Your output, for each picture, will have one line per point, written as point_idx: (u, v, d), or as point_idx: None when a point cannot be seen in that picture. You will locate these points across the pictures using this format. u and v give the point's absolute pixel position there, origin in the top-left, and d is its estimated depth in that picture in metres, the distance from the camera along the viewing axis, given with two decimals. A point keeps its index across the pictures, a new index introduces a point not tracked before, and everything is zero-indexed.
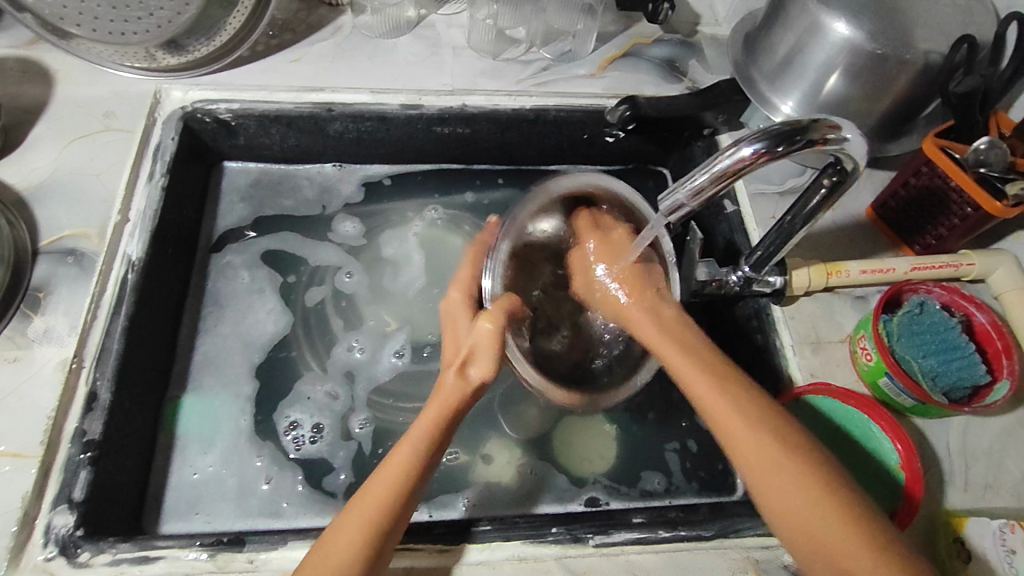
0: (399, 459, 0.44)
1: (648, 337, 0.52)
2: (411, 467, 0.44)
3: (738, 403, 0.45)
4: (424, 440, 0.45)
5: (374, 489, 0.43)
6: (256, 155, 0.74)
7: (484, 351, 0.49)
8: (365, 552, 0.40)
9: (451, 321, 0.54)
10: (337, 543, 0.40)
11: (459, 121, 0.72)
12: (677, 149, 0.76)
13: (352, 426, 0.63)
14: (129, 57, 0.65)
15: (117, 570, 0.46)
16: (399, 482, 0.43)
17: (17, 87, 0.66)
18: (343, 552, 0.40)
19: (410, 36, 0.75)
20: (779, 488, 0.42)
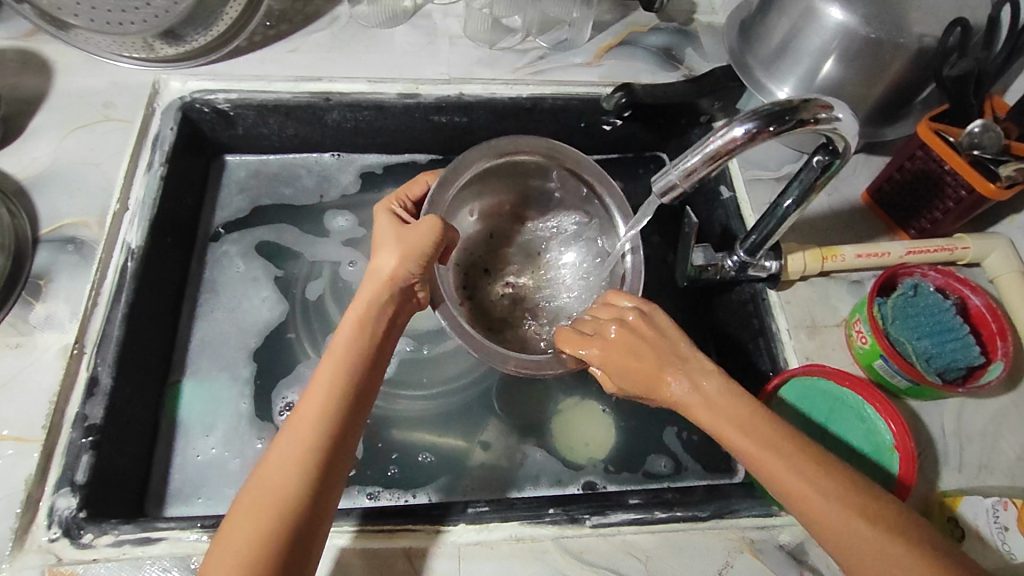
0: (325, 381, 0.44)
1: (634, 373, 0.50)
2: (352, 370, 0.45)
3: (732, 405, 0.45)
4: (336, 370, 0.45)
5: (300, 417, 0.43)
6: (255, 145, 0.74)
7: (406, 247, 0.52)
8: (328, 444, 0.42)
9: (383, 232, 0.54)
10: (287, 449, 0.41)
11: (456, 110, 0.72)
12: (673, 138, 0.77)
13: None
14: (127, 47, 0.66)
15: (119, 551, 0.46)
16: (343, 381, 0.45)
17: (17, 78, 0.66)
18: (292, 462, 0.41)
19: (408, 26, 0.76)
20: (810, 508, 0.40)
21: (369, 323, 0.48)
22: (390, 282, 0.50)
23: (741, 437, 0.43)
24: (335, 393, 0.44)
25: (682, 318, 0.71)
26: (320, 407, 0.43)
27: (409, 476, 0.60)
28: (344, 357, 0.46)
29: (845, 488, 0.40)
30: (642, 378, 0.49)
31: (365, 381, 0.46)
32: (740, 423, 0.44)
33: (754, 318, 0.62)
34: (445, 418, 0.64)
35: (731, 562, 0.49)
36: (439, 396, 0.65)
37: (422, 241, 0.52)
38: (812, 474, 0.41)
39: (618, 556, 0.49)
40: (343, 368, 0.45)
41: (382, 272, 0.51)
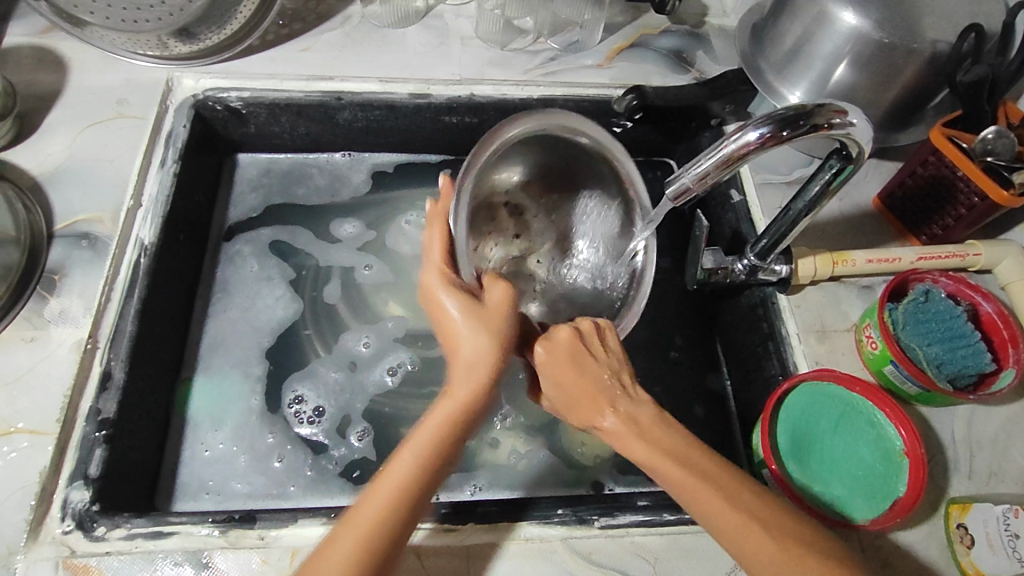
0: (397, 477, 0.41)
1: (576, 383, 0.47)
2: (423, 462, 0.42)
3: (668, 437, 0.44)
4: (419, 462, 0.42)
5: (363, 512, 0.40)
6: (267, 144, 0.75)
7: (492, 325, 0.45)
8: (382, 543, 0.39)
9: (429, 261, 0.48)
10: (340, 547, 0.39)
11: (467, 110, 0.72)
12: (684, 140, 0.77)
13: (353, 428, 0.62)
14: (141, 44, 0.66)
15: (131, 544, 0.47)
16: (410, 484, 0.41)
17: (32, 75, 0.67)
18: (339, 560, 0.38)
19: (419, 26, 0.76)
20: (745, 541, 0.40)
21: (441, 412, 0.44)
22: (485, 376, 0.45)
23: (674, 471, 0.42)
24: (401, 484, 0.41)
25: (691, 320, 0.71)
26: (387, 502, 0.40)
27: None
28: (420, 446, 0.42)
29: (778, 521, 0.41)
30: (581, 394, 0.47)
31: (433, 475, 0.42)
32: (677, 455, 0.43)
33: (763, 321, 0.62)
34: None
35: (739, 566, 0.49)
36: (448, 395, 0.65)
37: (502, 320, 0.46)
38: (757, 512, 0.41)
39: (627, 557, 0.49)
40: (422, 465, 0.42)
41: (475, 356, 0.45)
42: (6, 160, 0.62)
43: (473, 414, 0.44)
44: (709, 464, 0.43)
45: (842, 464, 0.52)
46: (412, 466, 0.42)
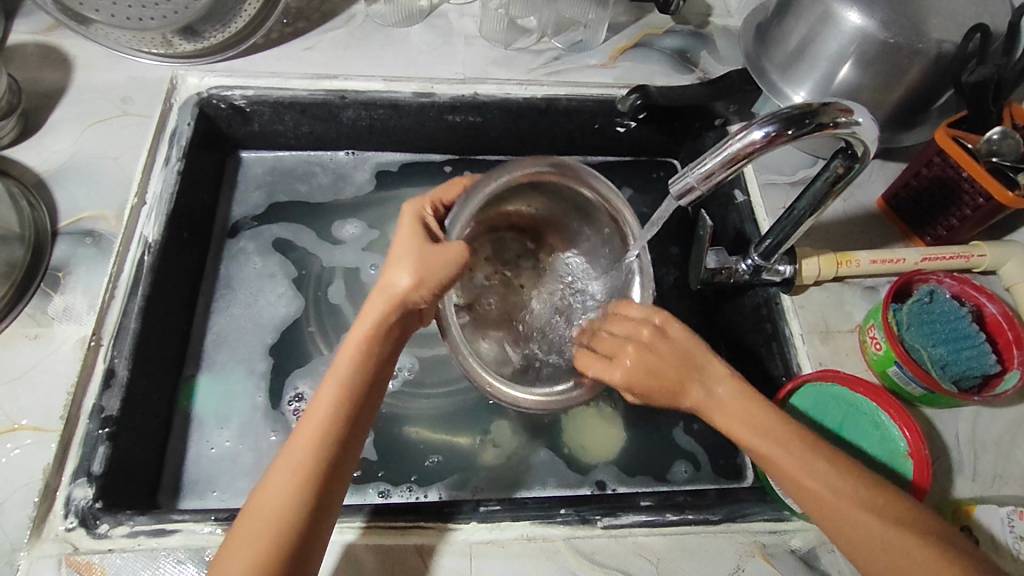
0: (323, 407, 0.44)
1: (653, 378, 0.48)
2: (349, 390, 0.45)
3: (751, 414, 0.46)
4: (341, 391, 0.44)
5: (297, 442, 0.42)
6: (271, 142, 0.75)
7: (424, 262, 0.48)
8: (322, 461, 0.42)
9: (404, 227, 0.51)
10: (279, 485, 0.41)
11: (471, 109, 0.72)
12: (687, 140, 0.77)
13: None
14: (146, 42, 0.66)
15: (135, 542, 0.47)
16: (338, 413, 0.43)
17: (37, 72, 0.67)
18: (285, 484, 0.41)
19: (423, 25, 0.76)
20: (845, 515, 0.42)
21: (371, 341, 0.46)
22: (402, 306, 0.48)
23: (755, 439, 0.45)
24: (335, 412, 0.43)
25: (695, 319, 0.71)
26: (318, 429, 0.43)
27: (420, 474, 0.61)
28: (348, 374, 0.45)
29: (853, 485, 0.43)
30: (666, 384, 0.48)
31: (364, 397, 0.45)
32: (760, 427, 0.45)
33: (767, 322, 0.62)
34: (456, 417, 0.64)
35: (742, 567, 0.49)
36: (451, 393, 0.65)
37: (444, 259, 0.48)
38: (835, 482, 0.43)
39: (630, 557, 0.49)
40: (347, 394, 0.44)
41: (393, 292, 0.47)
42: (11, 158, 0.62)
43: (394, 338, 0.48)
44: (793, 438, 0.45)
45: None
46: (336, 396, 0.44)
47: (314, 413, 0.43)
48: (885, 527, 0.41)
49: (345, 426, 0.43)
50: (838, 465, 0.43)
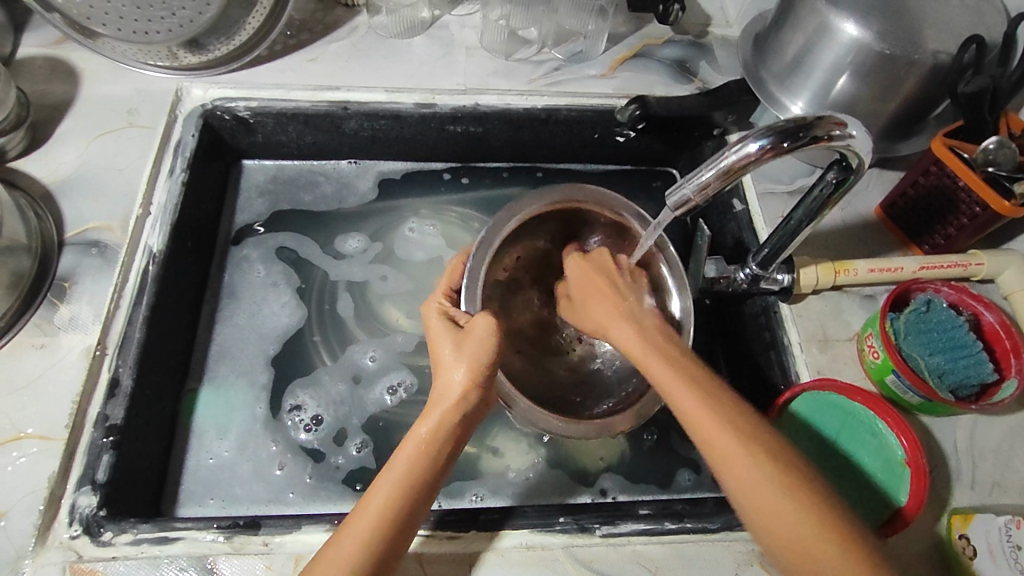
0: (386, 492, 0.44)
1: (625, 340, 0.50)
2: (409, 481, 0.44)
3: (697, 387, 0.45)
4: (405, 472, 0.44)
5: (354, 525, 0.42)
6: (274, 152, 0.76)
7: (478, 349, 0.49)
8: (373, 561, 0.41)
9: (428, 316, 0.53)
10: (335, 561, 0.41)
11: (472, 120, 0.73)
12: (687, 149, 0.77)
13: (353, 439, 0.62)
14: (152, 55, 0.68)
15: (138, 550, 0.47)
16: (398, 499, 0.43)
17: (45, 85, 0.68)
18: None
19: (425, 37, 0.77)
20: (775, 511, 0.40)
21: (430, 435, 0.46)
22: (466, 398, 0.48)
23: (661, 376, 0.46)
24: (387, 509, 0.43)
25: (696, 327, 0.71)
26: (379, 516, 0.42)
27: None
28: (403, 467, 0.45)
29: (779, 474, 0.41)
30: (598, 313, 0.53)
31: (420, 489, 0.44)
32: (703, 397, 0.44)
33: (765, 330, 0.62)
34: None
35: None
36: None
37: (479, 346, 0.49)
38: (761, 456, 0.41)
39: (628, 566, 0.49)
40: (404, 487, 0.44)
41: (449, 389, 0.48)
42: (18, 169, 0.63)
43: (457, 429, 0.47)
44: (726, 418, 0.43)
45: (842, 473, 0.53)
46: (399, 481, 0.44)
47: (375, 498, 0.43)
48: (790, 512, 0.39)
49: (404, 511, 0.43)
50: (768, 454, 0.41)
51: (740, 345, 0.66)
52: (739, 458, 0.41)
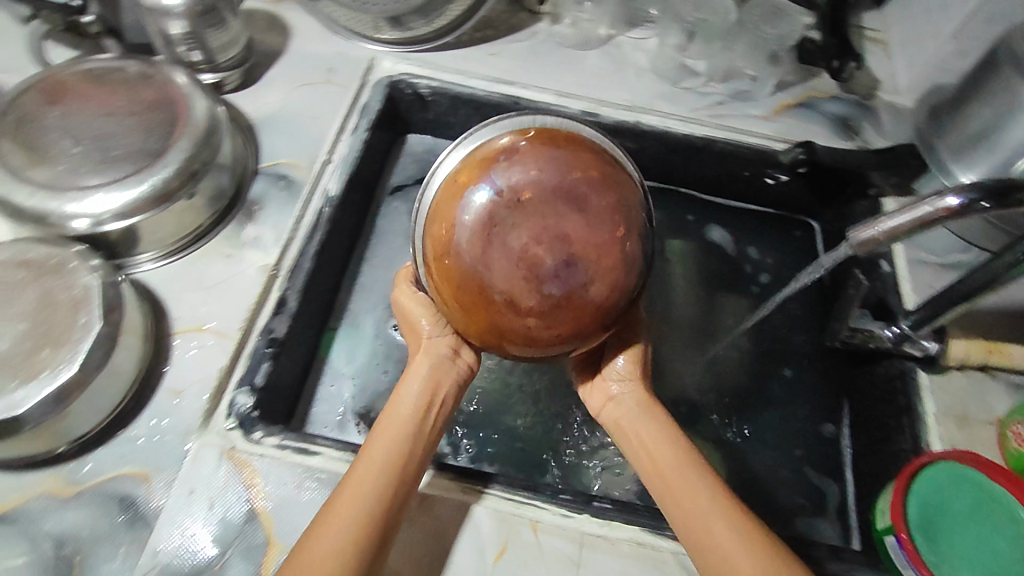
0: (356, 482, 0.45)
1: (654, 447, 0.51)
2: (398, 457, 0.46)
3: (693, 475, 0.48)
4: (381, 462, 0.46)
5: (333, 518, 0.43)
6: (438, 131, 0.81)
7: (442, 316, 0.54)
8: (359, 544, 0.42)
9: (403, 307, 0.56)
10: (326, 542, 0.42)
11: (631, 136, 0.76)
12: (838, 205, 0.76)
13: (470, 403, 0.65)
14: (362, 24, 0.76)
15: (282, 453, 0.50)
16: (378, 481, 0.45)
17: (263, 35, 0.77)
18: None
19: (599, 51, 0.81)
20: None
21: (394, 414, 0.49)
22: (434, 394, 0.51)
23: (659, 445, 0.50)
24: (351, 531, 0.42)
25: (822, 381, 0.71)
26: (357, 497, 0.44)
27: (524, 462, 0.62)
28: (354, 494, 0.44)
29: (752, 552, 0.43)
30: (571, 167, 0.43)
31: (389, 513, 0.44)
32: (721, 491, 0.47)
33: (895, 390, 0.61)
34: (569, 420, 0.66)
35: None
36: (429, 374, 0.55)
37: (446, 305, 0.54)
38: (752, 543, 0.44)
39: None
40: (381, 475, 0.45)
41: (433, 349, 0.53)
42: (229, 102, 0.71)
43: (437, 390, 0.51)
44: (709, 501, 0.46)
45: (976, 554, 0.50)
46: (379, 463, 0.46)
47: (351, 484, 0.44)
48: None
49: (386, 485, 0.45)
50: (740, 518, 0.45)
51: (864, 402, 0.65)
52: (730, 539, 0.44)
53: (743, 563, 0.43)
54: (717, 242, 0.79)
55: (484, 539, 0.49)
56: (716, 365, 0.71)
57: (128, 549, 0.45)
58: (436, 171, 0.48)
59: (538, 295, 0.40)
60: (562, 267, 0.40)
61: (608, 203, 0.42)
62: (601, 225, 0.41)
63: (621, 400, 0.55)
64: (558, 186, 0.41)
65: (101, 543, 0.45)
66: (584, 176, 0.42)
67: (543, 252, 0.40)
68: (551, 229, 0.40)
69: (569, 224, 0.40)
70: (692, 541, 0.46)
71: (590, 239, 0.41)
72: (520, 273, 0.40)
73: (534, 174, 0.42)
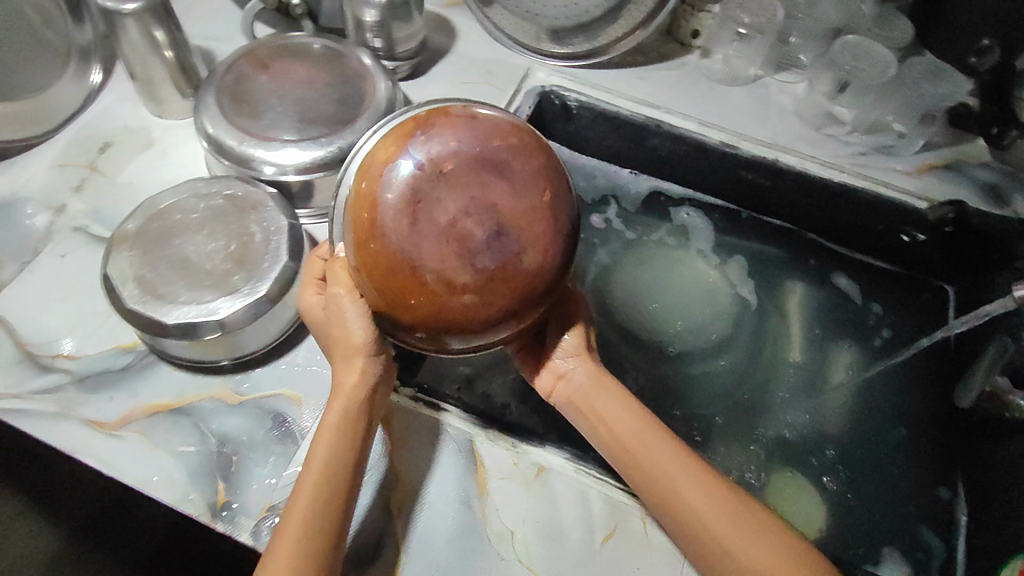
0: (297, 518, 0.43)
1: (614, 428, 0.50)
2: (331, 482, 0.44)
3: (659, 451, 0.48)
4: (315, 494, 0.44)
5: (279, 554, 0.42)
6: (576, 143, 0.86)
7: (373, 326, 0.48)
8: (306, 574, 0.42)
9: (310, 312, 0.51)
10: None
11: (766, 172, 0.77)
12: (979, 273, 0.72)
13: None
14: (525, 34, 0.82)
15: (416, 404, 0.54)
16: (316, 514, 0.43)
17: (433, 35, 0.84)
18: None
19: (744, 89, 0.83)
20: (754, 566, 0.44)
21: (324, 439, 0.46)
22: (365, 402, 0.48)
23: (620, 427, 0.50)
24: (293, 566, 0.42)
25: (939, 447, 0.68)
26: (299, 533, 0.43)
27: None
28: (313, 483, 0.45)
29: (736, 522, 0.45)
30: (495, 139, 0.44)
31: (329, 536, 0.43)
32: (688, 460, 0.48)
33: None
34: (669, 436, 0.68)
35: None
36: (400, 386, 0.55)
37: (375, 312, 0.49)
38: (733, 513, 0.45)
39: None
40: (316, 508, 0.43)
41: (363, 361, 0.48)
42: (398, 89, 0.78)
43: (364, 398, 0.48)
44: (681, 474, 0.47)
45: None
46: (313, 494, 0.44)
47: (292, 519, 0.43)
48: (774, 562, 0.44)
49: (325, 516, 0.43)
50: (715, 485, 0.46)
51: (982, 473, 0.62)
52: (711, 511, 0.45)
53: (729, 533, 0.45)
54: (840, 286, 0.79)
55: (595, 518, 0.50)
56: (825, 412, 0.70)
57: (277, 459, 0.50)
58: (358, 165, 0.48)
59: (470, 270, 0.40)
60: (495, 240, 0.41)
61: (530, 167, 0.43)
62: (526, 190, 0.42)
63: (572, 376, 0.53)
64: (492, 158, 0.42)
65: (256, 448, 0.50)
66: (513, 151, 0.43)
67: (471, 225, 0.40)
68: (479, 200, 0.41)
69: (496, 193, 0.41)
70: (676, 520, 0.46)
71: (520, 209, 0.41)
72: (450, 248, 0.40)
73: (453, 145, 0.42)
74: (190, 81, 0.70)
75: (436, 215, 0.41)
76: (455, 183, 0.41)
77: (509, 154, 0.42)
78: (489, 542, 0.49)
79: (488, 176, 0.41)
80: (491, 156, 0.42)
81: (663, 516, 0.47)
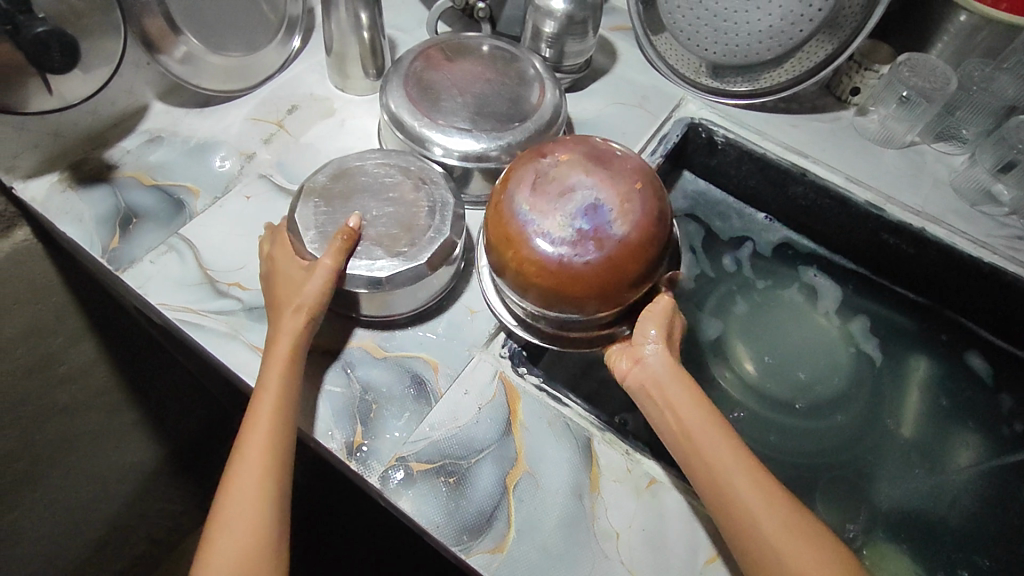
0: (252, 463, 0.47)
1: (686, 420, 0.50)
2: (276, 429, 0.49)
3: (727, 454, 0.47)
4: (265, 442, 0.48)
5: (239, 490, 0.46)
6: (714, 177, 0.87)
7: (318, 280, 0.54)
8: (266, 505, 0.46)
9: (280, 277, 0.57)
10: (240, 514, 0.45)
11: (909, 239, 0.75)
12: None
13: None
14: (684, 65, 0.83)
15: (539, 393, 0.57)
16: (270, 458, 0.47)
17: (595, 54, 0.88)
18: (235, 547, 0.45)
19: (898, 152, 0.81)
20: None
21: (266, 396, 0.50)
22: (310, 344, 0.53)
23: (691, 422, 0.49)
24: (257, 500, 0.46)
25: None
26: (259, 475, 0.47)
27: None
28: (264, 434, 0.48)
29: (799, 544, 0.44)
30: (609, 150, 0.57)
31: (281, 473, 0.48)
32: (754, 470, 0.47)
33: None
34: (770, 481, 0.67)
35: None
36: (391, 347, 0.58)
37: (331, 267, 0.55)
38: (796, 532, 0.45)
39: None
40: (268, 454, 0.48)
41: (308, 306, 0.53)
42: None
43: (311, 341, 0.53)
44: (744, 480, 0.46)
45: None
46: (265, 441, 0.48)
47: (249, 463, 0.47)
48: None
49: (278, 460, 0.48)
50: (781, 503, 0.46)
51: None
52: (771, 524, 0.45)
53: (788, 550, 0.44)
54: (972, 367, 0.76)
55: (698, 538, 0.51)
56: (936, 493, 0.67)
57: (410, 416, 0.55)
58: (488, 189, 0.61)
59: (570, 230, 0.51)
60: (591, 208, 0.52)
61: (629, 166, 0.55)
62: (624, 177, 0.54)
63: (647, 362, 0.54)
64: (604, 156, 0.55)
65: (393, 401, 0.56)
66: (617, 154, 0.55)
67: (575, 198, 0.52)
68: (581, 180, 0.53)
69: (597, 177, 0.53)
70: (731, 525, 0.46)
71: (615, 189, 0.53)
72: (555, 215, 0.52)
73: (567, 146, 0.56)
74: (376, 62, 0.76)
75: (548, 191, 0.53)
76: (569, 167, 0.53)
77: (615, 157, 0.55)
78: (595, 536, 0.51)
79: (596, 167, 0.54)
80: (598, 155, 0.55)
81: (716, 516, 0.47)
